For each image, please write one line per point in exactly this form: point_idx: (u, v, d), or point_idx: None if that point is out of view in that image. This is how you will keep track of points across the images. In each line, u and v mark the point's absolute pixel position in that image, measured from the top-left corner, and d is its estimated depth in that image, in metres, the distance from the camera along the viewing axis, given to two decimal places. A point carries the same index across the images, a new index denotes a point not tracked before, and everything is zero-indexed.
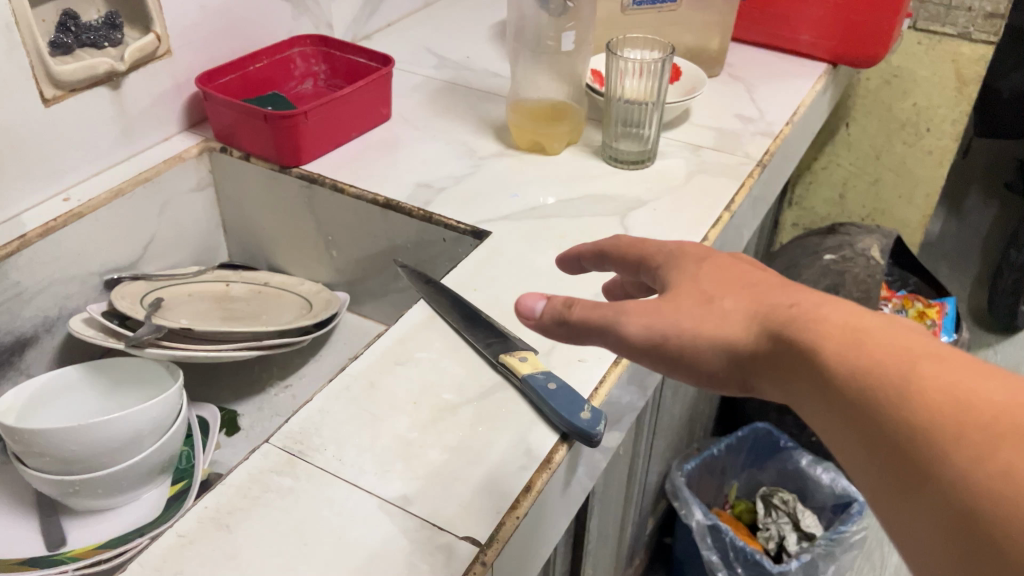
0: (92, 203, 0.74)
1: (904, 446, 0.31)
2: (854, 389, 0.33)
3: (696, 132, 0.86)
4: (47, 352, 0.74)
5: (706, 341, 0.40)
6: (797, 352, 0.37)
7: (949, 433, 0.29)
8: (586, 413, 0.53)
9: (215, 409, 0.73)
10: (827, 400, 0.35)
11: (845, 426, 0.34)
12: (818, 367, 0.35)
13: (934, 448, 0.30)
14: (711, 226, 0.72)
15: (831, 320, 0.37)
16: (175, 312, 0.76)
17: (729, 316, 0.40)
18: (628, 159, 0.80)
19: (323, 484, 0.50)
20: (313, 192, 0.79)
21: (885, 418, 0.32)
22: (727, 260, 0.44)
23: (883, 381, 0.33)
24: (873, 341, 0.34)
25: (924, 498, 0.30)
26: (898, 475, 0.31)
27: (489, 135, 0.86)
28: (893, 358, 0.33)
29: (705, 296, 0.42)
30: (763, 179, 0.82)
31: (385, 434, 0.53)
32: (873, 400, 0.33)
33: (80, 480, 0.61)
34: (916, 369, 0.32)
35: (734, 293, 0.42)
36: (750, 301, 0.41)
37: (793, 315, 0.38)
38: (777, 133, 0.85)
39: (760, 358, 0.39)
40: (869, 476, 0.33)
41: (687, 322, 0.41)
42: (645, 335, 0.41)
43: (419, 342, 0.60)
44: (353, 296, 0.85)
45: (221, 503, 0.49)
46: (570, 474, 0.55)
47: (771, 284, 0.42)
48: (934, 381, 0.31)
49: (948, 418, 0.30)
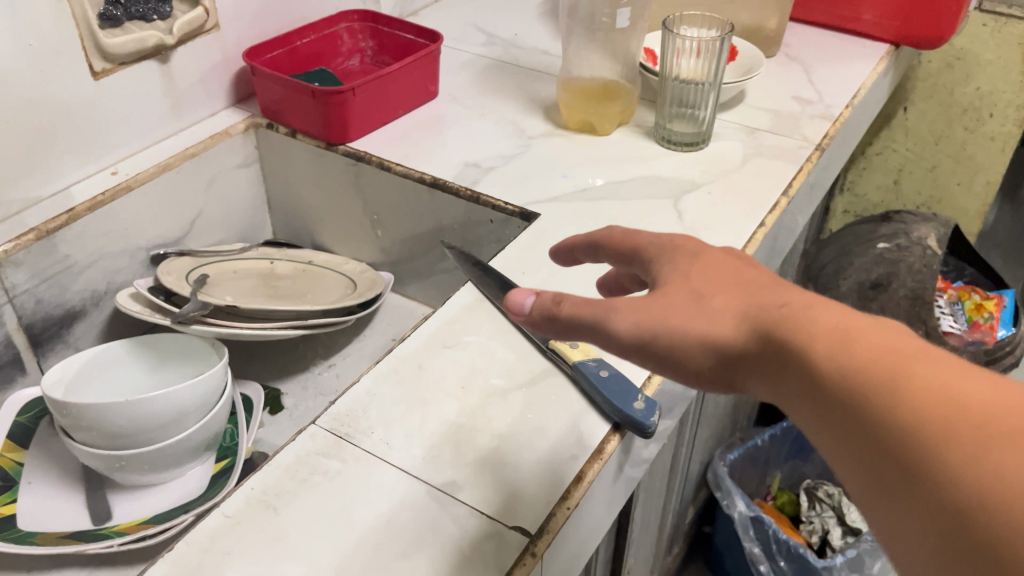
0: (140, 177, 0.73)
1: (898, 449, 0.29)
2: (843, 391, 0.32)
3: (752, 113, 0.84)
4: (94, 326, 0.75)
5: (694, 339, 0.37)
6: (785, 349, 0.35)
7: (946, 437, 0.28)
8: (638, 403, 0.51)
9: (259, 388, 0.72)
10: (816, 401, 0.33)
11: (835, 428, 0.32)
12: (809, 368, 0.33)
13: (930, 452, 0.28)
14: (768, 212, 0.69)
15: (820, 317, 0.35)
16: (221, 288, 0.75)
17: (715, 310, 0.38)
18: (682, 141, 0.78)
19: (370, 468, 0.49)
20: (359, 170, 0.78)
21: (877, 420, 0.30)
22: (712, 251, 0.42)
23: (874, 382, 0.31)
24: (862, 338, 0.32)
25: (916, 503, 0.28)
26: (892, 479, 0.29)
27: (538, 115, 0.84)
28: (885, 358, 0.31)
29: (690, 290, 0.39)
30: (822, 164, 0.79)
31: (434, 419, 0.52)
32: (864, 401, 0.31)
33: (127, 455, 0.62)
34: (909, 368, 0.30)
35: (718, 286, 0.39)
36: (735, 296, 0.38)
37: (780, 311, 0.36)
38: (837, 116, 0.82)
39: (747, 357, 0.36)
40: (858, 479, 0.31)
41: (673, 319, 0.38)
42: (635, 331, 0.38)
43: (467, 325, 0.59)
44: (397, 276, 0.84)
45: (268, 485, 0.48)
46: (621, 464, 0.54)
47: (756, 278, 0.39)
48: (927, 383, 0.29)
49: (946, 421, 0.28)
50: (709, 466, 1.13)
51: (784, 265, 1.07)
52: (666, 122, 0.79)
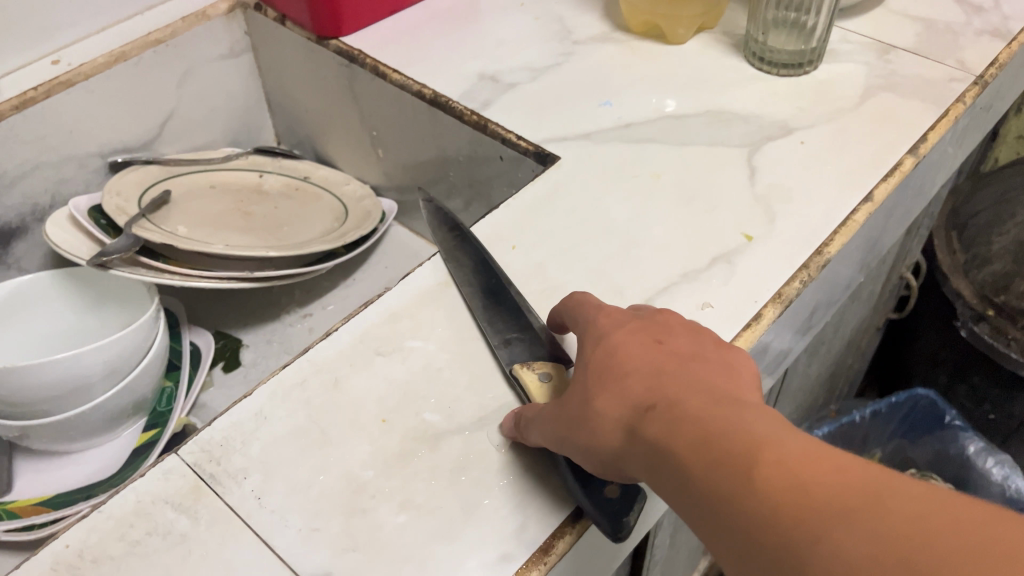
0: (86, 69, 0.60)
1: (776, 566, 0.24)
2: (703, 499, 0.26)
3: (891, 23, 0.61)
4: (40, 243, 0.63)
5: (586, 436, 0.31)
6: (654, 447, 0.28)
7: (822, 542, 0.23)
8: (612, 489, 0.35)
9: (210, 339, 0.61)
10: (688, 511, 0.27)
11: (709, 543, 0.26)
12: (679, 474, 0.27)
13: (812, 569, 0.23)
14: (884, 178, 0.48)
15: (689, 405, 0.29)
16: (180, 212, 0.62)
17: (597, 396, 0.31)
18: (780, 60, 0.56)
19: (226, 535, 0.36)
20: (353, 74, 0.61)
21: (746, 532, 0.25)
22: (611, 318, 0.35)
23: (739, 491, 0.25)
24: (723, 431, 0.27)
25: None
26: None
27: (595, 10, 0.64)
28: (747, 453, 0.26)
29: (581, 379, 0.33)
30: (981, 103, 0.56)
31: (332, 467, 0.38)
32: (730, 510, 0.25)
33: (23, 426, 0.51)
34: (769, 462, 0.25)
35: (604, 360, 0.32)
36: (617, 371, 0.32)
37: (653, 396, 0.30)
38: (1016, 34, 0.58)
39: (626, 455, 0.30)
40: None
41: (568, 417, 0.32)
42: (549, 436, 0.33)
43: (417, 322, 0.43)
44: (403, 206, 0.68)
45: (88, 544, 0.35)
46: (591, 555, 0.38)
47: (640, 338, 0.33)
48: (797, 478, 0.24)
49: (814, 525, 0.23)
50: None
51: (922, 212, 0.83)
52: (761, 32, 0.57)
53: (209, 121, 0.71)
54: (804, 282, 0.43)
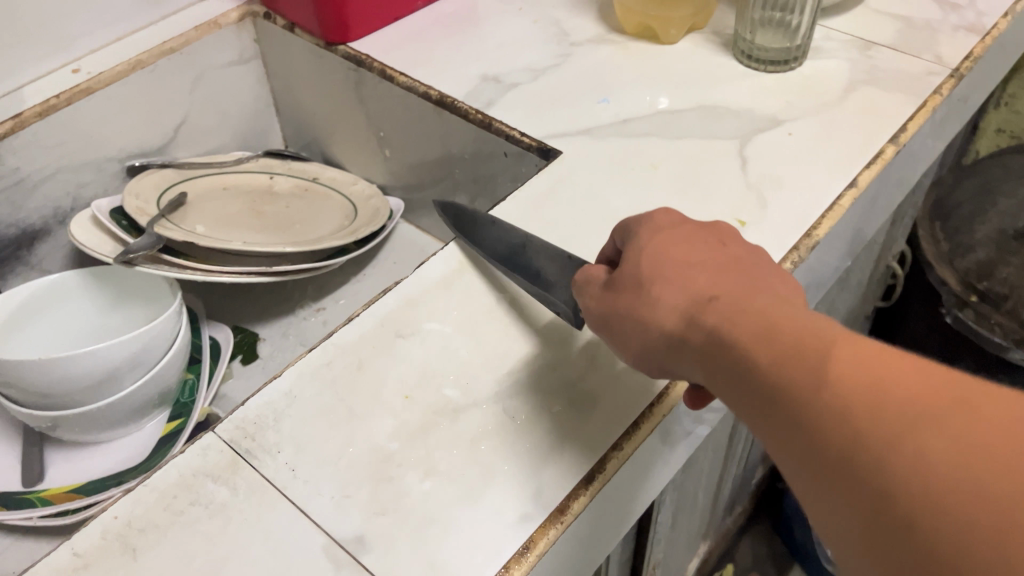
0: (104, 77, 0.62)
1: (841, 453, 0.25)
2: (768, 385, 0.28)
3: (872, 21, 0.64)
4: (62, 246, 0.66)
5: (646, 323, 0.34)
6: (721, 336, 0.30)
7: (892, 434, 0.24)
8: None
9: (229, 333, 0.63)
10: (745, 396, 0.29)
11: (766, 426, 0.28)
12: (742, 361, 0.29)
13: (877, 455, 0.24)
14: (867, 166, 0.51)
15: (750, 304, 0.30)
16: (197, 213, 0.65)
17: (658, 292, 0.34)
18: (766, 57, 0.60)
19: (263, 504, 0.38)
20: (361, 78, 0.64)
21: (807, 415, 0.26)
22: (671, 227, 0.37)
23: (804, 377, 0.27)
24: (791, 329, 0.29)
25: (862, 509, 0.24)
26: (831, 480, 0.25)
27: (590, 13, 0.67)
28: (819, 349, 0.27)
29: (641, 264, 0.35)
30: (957, 95, 0.60)
31: (358, 440, 0.40)
32: (793, 395, 0.27)
33: (55, 417, 0.53)
34: (839, 356, 0.27)
35: (663, 260, 0.35)
36: (678, 271, 0.34)
37: (714, 293, 0.32)
38: (990, 29, 0.61)
39: (682, 344, 0.32)
40: (794, 479, 0.27)
41: (621, 304, 0.35)
42: (598, 301, 0.37)
43: (433, 306, 0.46)
44: (409, 205, 0.71)
45: (135, 515, 0.38)
46: (602, 517, 0.41)
47: (699, 246, 0.35)
48: (866, 372, 0.26)
49: (884, 415, 0.25)
50: None
51: (906, 203, 0.87)
52: (749, 31, 0.60)
53: (220, 126, 0.73)
54: (795, 263, 0.46)
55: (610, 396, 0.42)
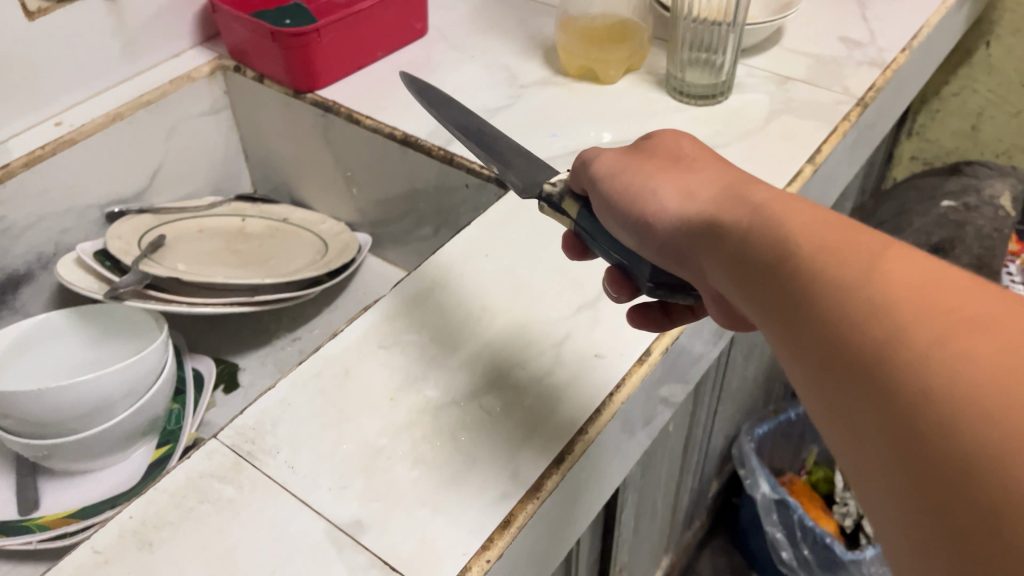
0: (86, 129, 0.67)
1: (873, 345, 0.25)
2: (806, 274, 0.28)
3: (787, 59, 0.72)
4: (44, 290, 0.69)
5: (660, 214, 0.36)
6: (765, 230, 0.31)
7: (935, 331, 0.24)
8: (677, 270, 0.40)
9: (211, 364, 0.67)
10: (759, 287, 0.30)
11: (775, 314, 0.29)
12: (761, 254, 0.30)
13: (910, 348, 0.24)
14: (789, 183, 0.58)
15: (779, 205, 0.31)
16: (176, 252, 0.69)
17: (687, 194, 0.35)
18: (696, 92, 0.67)
19: (267, 498, 0.42)
20: (329, 122, 0.69)
21: (819, 304, 0.27)
22: (708, 155, 0.38)
23: (827, 267, 0.28)
24: (823, 229, 0.29)
25: (858, 396, 0.25)
26: (832, 365, 0.26)
27: (537, 58, 0.74)
28: (848, 245, 0.28)
29: (688, 164, 0.37)
30: (865, 120, 0.67)
31: (350, 438, 0.45)
32: (811, 283, 0.28)
33: (49, 445, 0.56)
34: (893, 259, 0.27)
35: (697, 176, 0.36)
36: (709, 184, 0.35)
37: (741, 197, 0.33)
38: (890, 63, 0.70)
39: (696, 237, 0.34)
40: (794, 367, 0.28)
41: (634, 191, 0.37)
42: (609, 168, 0.39)
43: (411, 320, 0.51)
44: (376, 239, 0.77)
45: (148, 514, 0.41)
46: (572, 498, 0.46)
47: (737, 172, 0.36)
48: (892, 272, 0.26)
49: (930, 313, 0.24)
50: (737, 440, 1.04)
51: None
52: (679, 70, 0.68)
53: (192, 173, 0.78)
54: None
55: (573, 389, 0.47)
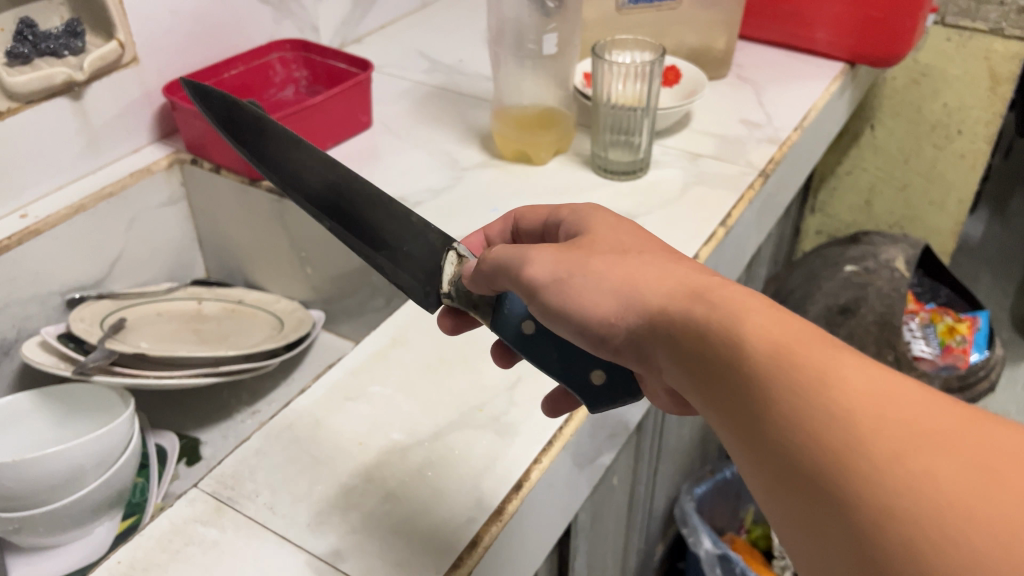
0: (51, 220, 0.70)
1: (835, 467, 0.28)
2: (766, 388, 0.31)
3: (696, 139, 0.81)
4: (5, 376, 0.70)
5: (613, 321, 0.37)
6: (724, 342, 0.33)
7: (891, 455, 0.27)
8: (599, 375, 0.42)
9: (174, 438, 0.70)
10: (716, 386, 0.33)
11: (734, 416, 0.32)
12: (717, 352, 0.33)
13: (869, 472, 0.27)
14: (704, 243, 0.65)
15: (733, 302, 0.34)
16: (137, 333, 0.72)
17: (636, 288, 0.37)
18: (618, 169, 0.75)
19: (250, 536, 0.45)
20: (284, 206, 0.75)
21: (783, 425, 0.30)
22: (640, 244, 0.40)
23: (787, 374, 0.30)
24: (780, 333, 0.32)
25: (822, 505, 0.28)
26: (794, 471, 0.29)
27: (474, 145, 0.82)
28: (803, 352, 0.31)
29: (627, 261, 0.38)
30: (767, 190, 0.76)
31: (325, 480, 0.48)
32: (770, 387, 0.31)
33: (21, 517, 0.57)
34: (844, 376, 0.29)
35: (642, 265, 0.38)
36: (657, 276, 0.37)
37: (695, 292, 0.35)
38: (784, 140, 0.79)
39: (653, 341, 0.36)
40: (757, 471, 0.31)
41: (586, 290, 0.37)
42: (551, 272, 0.38)
43: (374, 374, 0.56)
44: (330, 315, 0.82)
45: (136, 558, 0.44)
46: (532, 524, 0.50)
47: (678, 262, 0.38)
48: (846, 385, 0.29)
49: (887, 437, 0.27)
50: (678, 501, 1.09)
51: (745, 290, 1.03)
52: (603, 150, 0.76)
53: (149, 260, 0.81)
54: None
55: (527, 425, 0.52)
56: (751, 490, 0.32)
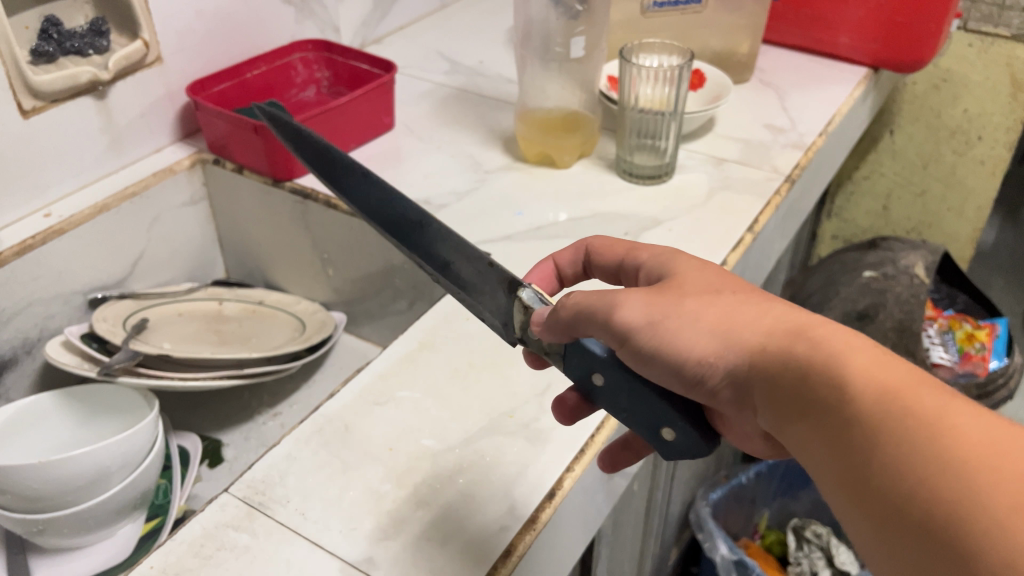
0: (74, 220, 0.70)
1: (948, 517, 0.29)
2: (874, 438, 0.32)
3: (721, 143, 0.81)
4: (27, 375, 0.70)
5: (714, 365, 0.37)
6: (829, 389, 0.34)
7: (1006, 502, 0.28)
8: (670, 432, 0.39)
9: (196, 439, 0.69)
10: (818, 429, 0.34)
11: (836, 458, 0.33)
12: (823, 398, 0.34)
13: (983, 520, 0.28)
14: (732, 249, 0.65)
15: (836, 344, 0.35)
16: (159, 333, 0.72)
17: (736, 327, 0.37)
18: (644, 173, 0.74)
19: (281, 542, 0.45)
20: (307, 208, 0.75)
21: (892, 474, 0.31)
22: (731, 282, 0.40)
23: (899, 423, 0.31)
24: (888, 379, 0.33)
25: (931, 555, 0.29)
26: (902, 518, 0.30)
27: (497, 148, 0.81)
28: (913, 399, 0.32)
29: (723, 302, 0.38)
30: (792, 196, 0.76)
31: (356, 485, 0.48)
32: (879, 432, 0.31)
33: (45, 519, 0.56)
34: (956, 425, 0.30)
35: (737, 307, 0.38)
36: (754, 315, 0.38)
37: (796, 331, 0.36)
38: (809, 146, 0.79)
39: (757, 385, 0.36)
40: (860, 519, 0.32)
41: (684, 336, 0.37)
42: (644, 316, 0.38)
43: (403, 379, 0.56)
44: (351, 317, 0.82)
45: (167, 563, 0.43)
46: (563, 532, 0.50)
47: (773, 302, 0.39)
48: (958, 431, 0.30)
49: (1000, 484, 0.28)
50: (693, 506, 1.08)
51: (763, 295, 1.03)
52: (628, 154, 0.75)
53: (170, 260, 0.81)
54: None
55: (557, 431, 0.51)
56: (852, 536, 0.33)
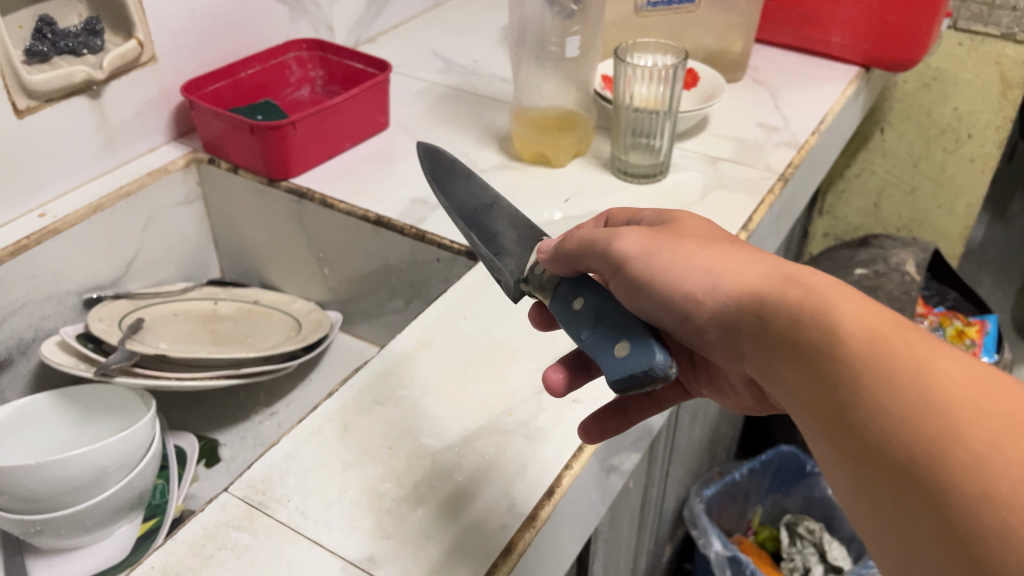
0: (68, 220, 0.69)
1: (927, 453, 0.29)
2: (859, 377, 0.32)
3: (716, 142, 0.81)
4: (22, 376, 0.70)
5: (703, 304, 0.38)
6: (816, 329, 0.34)
7: (985, 441, 0.28)
8: (624, 345, 0.38)
9: (193, 440, 0.69)
10: (802, 367, 0.34)
11: (819, 395, 0.33)
12: (809, 338, 0.34)
13: (961, 459, 0.28)
14: None
15: (826, 289, 0.35)
16: (155, 334, 0.72)
17: (730, 270, 0.37)
18: (639, 172, 0.75)
19: (282, 541, 0.45)
20: (303, 207, 0.75)
21: (874, 413, 0.31)
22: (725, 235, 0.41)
23: (884, 365, 0.31)
24: (875, 325, 0.33)
25: (908, 490, 0.29)
26: (882, 455, 0.30)
27: (492, 147, 0.81)
28: (899, 343, 0.32)
29: (715, 249, 0.39)
30: (786, 194, 0.76)
31: (357, 483, 0.48)
32: (864, 371, 0.32)
33: (42, 521, 0.56)
34: (939, 370, 0.31)
35: (731, 254, 0.38)
36: (746, 262, 0.38)
37: (786, 276, 0.36)
38: (803, 144, 0.79)
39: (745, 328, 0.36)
40: (838, 456, 0.32)
41: (678, 270, 0.38)
42: (639, 249, 0.39)
43: (401, 378, 0.56)
44: (346, 316, 0.82)
45: (168, 563, 0.43)
46: (562, 528, 0.50)
47: (765, 253, 0.39)
48: (943, 378, 0.31)
49: (980, 425, 0.29)
50: (687, 503, 1.09)
51: None
52: (623, 153, 0.76)
53: (164, 259, 0.81)
54: None
55: (556, 429, 0.52)
56: (827, 474, 0.33)
